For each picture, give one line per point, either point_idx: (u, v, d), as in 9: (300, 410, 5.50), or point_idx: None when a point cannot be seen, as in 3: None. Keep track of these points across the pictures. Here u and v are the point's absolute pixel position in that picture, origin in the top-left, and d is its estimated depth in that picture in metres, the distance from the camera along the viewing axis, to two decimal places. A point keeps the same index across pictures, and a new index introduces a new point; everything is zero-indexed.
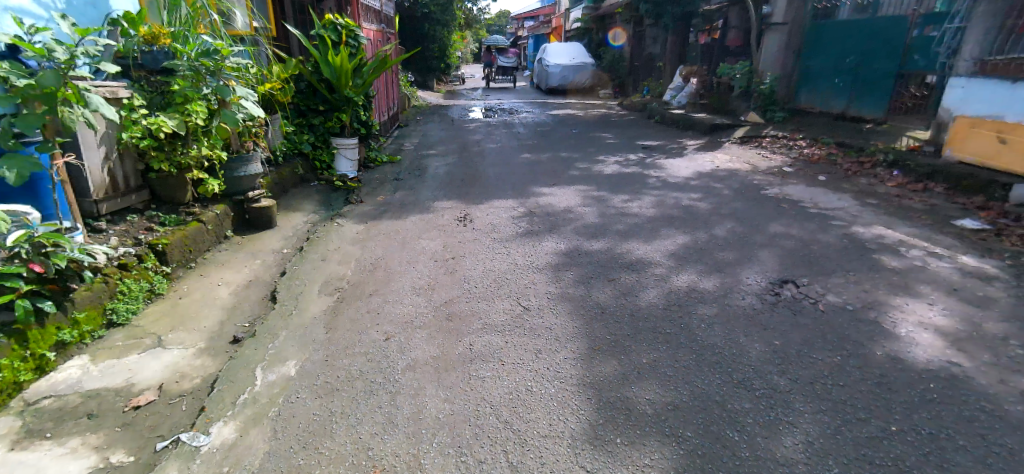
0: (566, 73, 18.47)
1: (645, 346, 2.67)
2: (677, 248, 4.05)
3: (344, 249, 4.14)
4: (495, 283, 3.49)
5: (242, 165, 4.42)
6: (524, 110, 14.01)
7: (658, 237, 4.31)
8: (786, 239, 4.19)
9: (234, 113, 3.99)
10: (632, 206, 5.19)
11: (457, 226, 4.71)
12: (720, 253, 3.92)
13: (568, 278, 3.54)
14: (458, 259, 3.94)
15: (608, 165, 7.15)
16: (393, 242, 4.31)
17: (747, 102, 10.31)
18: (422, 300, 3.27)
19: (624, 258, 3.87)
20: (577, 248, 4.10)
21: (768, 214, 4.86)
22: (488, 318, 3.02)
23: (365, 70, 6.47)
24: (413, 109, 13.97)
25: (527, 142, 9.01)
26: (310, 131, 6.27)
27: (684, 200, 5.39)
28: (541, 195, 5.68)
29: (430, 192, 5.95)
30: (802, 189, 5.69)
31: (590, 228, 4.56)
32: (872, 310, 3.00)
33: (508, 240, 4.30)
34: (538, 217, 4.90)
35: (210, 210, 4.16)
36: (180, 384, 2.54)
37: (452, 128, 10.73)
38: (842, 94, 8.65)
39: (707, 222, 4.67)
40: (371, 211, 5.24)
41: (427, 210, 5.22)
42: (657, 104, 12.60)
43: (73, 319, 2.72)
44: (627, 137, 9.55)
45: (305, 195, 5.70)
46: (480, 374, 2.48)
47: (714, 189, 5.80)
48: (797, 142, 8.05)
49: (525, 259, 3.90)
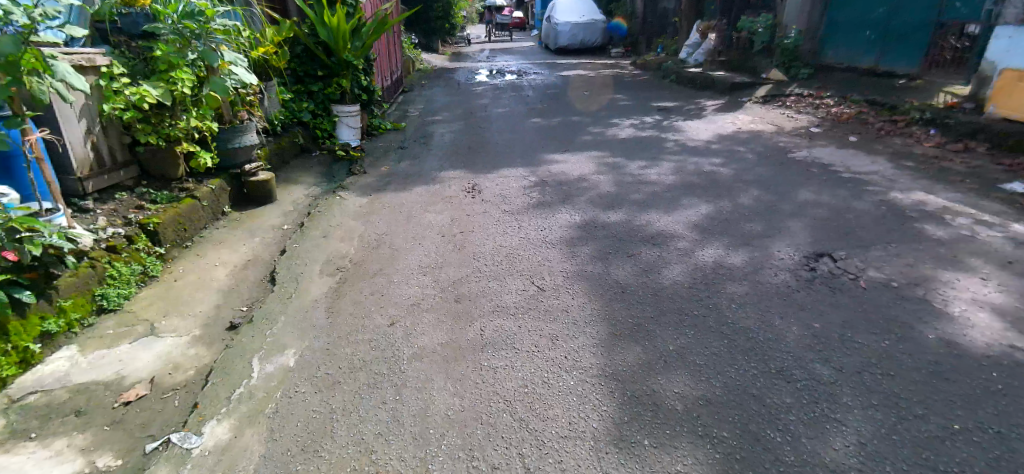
0: (576, 31, 17.82)
1: (670, 330, 2.45)
2: (700, 219, 3.80)
3: (346, 224, 3.92)
4: (506, 260, 3.27)
5: (237, 136, 4.16)
6: (533, 72, 13.47)
7: (679, 206, 4.05)
8: (818, 207, 3.92)
9: (223, 81, 3.74)
10: (650, 173, 4.90)
11: (464, 199, 4.47)
12: (747, 225, 3.66)
13: (583, 253, 3.32)
14: (466, 234, 3.72)
15: (623, 129, 6.82)
16: (398, 216, 4.09)
17: (768, 59, 9.79)
18: (429, 279, 3.07)
19: (643, 231, 3.62)
20: (592, 220, 3.86)
21: (796, 180, 4.56)
22: (499, 300, 2.81)
23: (364, 31, 6.20)
24: (419, 73, 13.52)
25: (537, 106, 8.65)
26: (310, 99, 6.03)
27: (705, 166, 5.08)
28: (552, 163, 5.39)
29: (435, 161, 5.68)
30: (831, 152, 5.36)
31: (605, 198, 4.31)
32: (919, 286, 2.74)
33: (519, 213, 4.07)
34: (550, 187, 4.63)
35: (204, 184, 3.91)
36: (173, 376, 2.37)
37: (459, 93, 10.34)
38: (874, 48, 8.13)
39: (731, 190, 4.39)
40: (374, 183, 4.99)
41: (433, 181, 4.97)
42: (672, 63, 12.03)
43: (60, 307, 2.55)
44: (641, 98, 9.12)
45: (307, 166, 5.47)
46: (492, 364, 2.29)
47: (737, 153, 5.47)
48: (824, 100, 7.60)
49: (538, 233, 3.67)
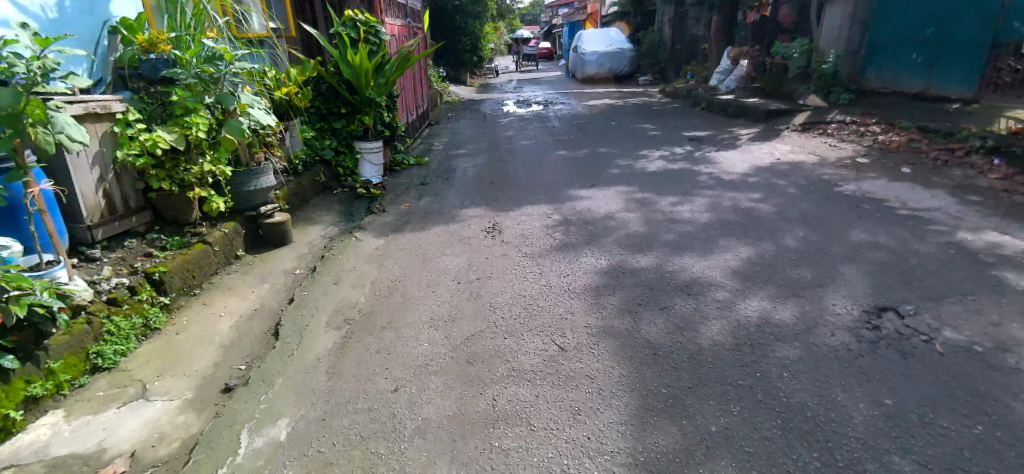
0: (602, 60, 17.78)
1: (711, 407, 2.12)
2: (740, 264, 3.46)
3: (359, 268, 3.73)
4: (525, 312, 3.00)
5: (253, 179, 4.03)
6: (559, 101, 13.38)
7: (716, 249, 3.73)
8: (875, 250, 3.56)
9: (239, 123, 3.67)
10: (683, 210, 4.59)
11: (484, 239, 4.26)
12: (794, 271, 3.31)
13: (610, 305, 3.02)
14: (484, 280, 3.47)
15: (652, 161, 6.53)
16: (414, 259, 3.89)
17: (805, 84, 9.42)
18: (440, 335, 2.81)
19: (677, 278, 3.32)
20: (620, 264, 3.57)
21: (846, 218, 4.19)
22: (515, 361, 2.52)
23: (388, 68, 6.12)
24: (445, 105, 13.59)
25: (563, 136, 8.47)
26: (332, 136, 5.95)
27: (743, 201, 4.75)
28: (578, 198, 5.15)
29: (457, 198, 5.52)
30: (884, 186, 4.97)
31: (634, 239, 4.03)
32: (1008, 352, 2.39)
33: (541, 256, 3.81)
34: (575, 226, 4.38)
35: (218, 228, 3.78)
36: (156, 450, 2.13)
37: (484, 125, 10.28)
38: (922, 70, 7.69)
39: (774, 229, 4.04)
40: (392, 221, 4.86)
41: (453, 220, 4.80)
42: (702, 90, 11.73)
43: (48, 369, 2.36)
44: (671, 127, 8.83)
45: (326, 204, 5.38)
46: (506, 446, 1.99)
47: (777, 186, 5.12)
48: (870, 127, 7.17)
49: (560, 280, 3.39)
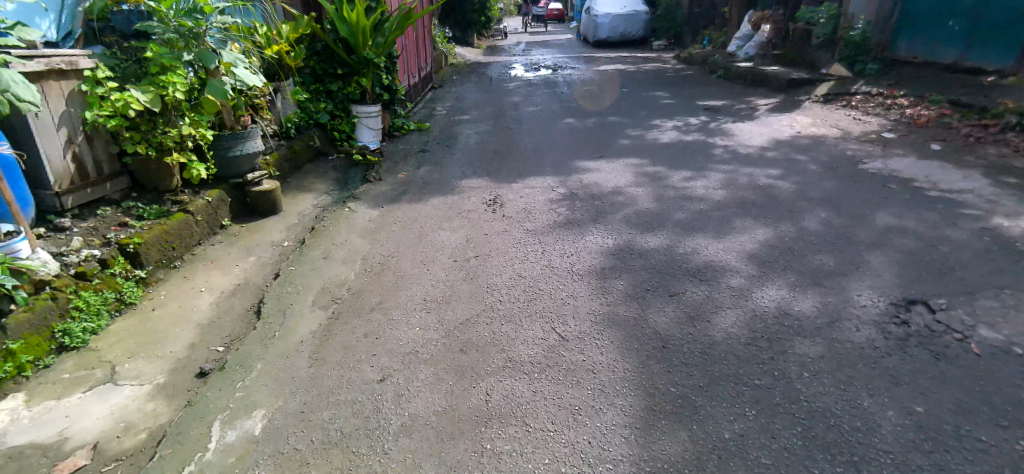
0: (616, 23, 17.11)
1: (725, 412, 1.92)
2: (757, 248, 3.24)
3: (350, 243, 3.56)
4: (525, 296, 2.79)
5: (239, 144, 3.81)
6: (569, 66, 12.88)
7: (731, 230, 3.50)
8: (902, 236, 3.32)
9: (221, 83, 3.47)
10: (696, 186, 4.35)
11: (484, 213, 4.05)
12: (815, 257, 3.08)
13: (616, 290, 2.81)
14: (482, 258, 3.27)
15: (665, 131, 6.22)
16: (409, 234, 3.70)
17: (829, 53, 8.95)
18: (433, 318, 2.62)
19: (688, 262, 3.10)
20: (628, 244, 3.36)
21: (871, 199, 3.93)
22: (512, 352, 2.33)
23: (387, 27, 5.88)
24: (451, 67, 13.13)
25: (571, 104, 8.12)
26: (328, 98, 5.77)
27: (760, 178, 4.49)
28: (585, 171, 4.91)
29: (458, 168, 5.29)
30: (911, 164, 4.68)
31: (643, 217, 3.81)
32: None
33: (543, 233, 3.60)
34: (581, 201, 4.17)
35: (201, 196, 3.59)
36: (121, 441, 1.96)
37: (490, 89, 9.91)
38: (958, 40, 7.25)
39: (793, 210, 3.80)
40: (389, 192, 4.66)
41: (452, 192, 4.59)
42: (719, 57, 11.24)
43: (6, 350, 2.19)
44: (686, 96, 8.45)
45: (321, 172, 5.16)
46: (498, 449, 1.81)
47: (797, 163, 4.84)
48: (896, 100, 6.79)
49: (563, 260, 3.18)
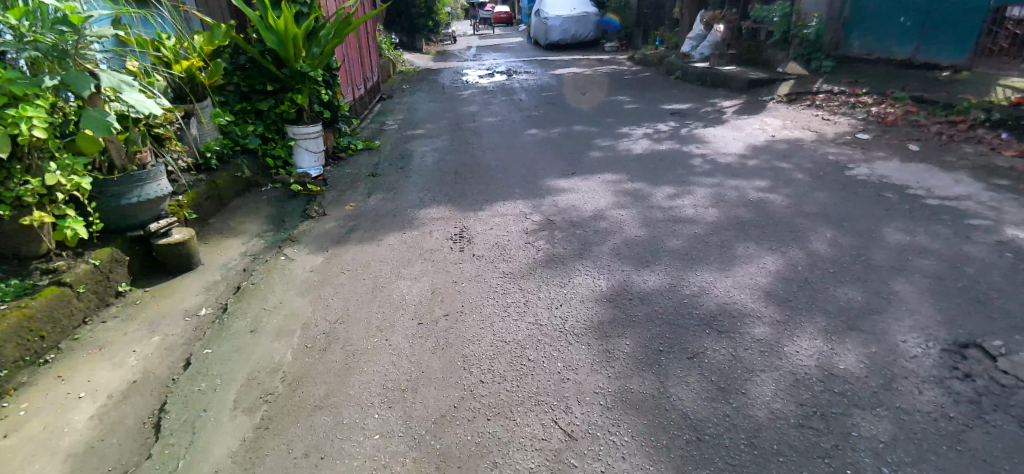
0: (566, 25, 16.85)
1: None
2: (772, 281, 2.82)
3: (288, 304, 3.02)
4: (513, 372, 2.26)
5: (133, 189, 3.19)
6: (524, 70, 12.45)
7: (736, 259, 3.08)
8: (921, 256, 2.98)
9: (101, 114, 2.83)
10: (684, 205, 3.94)
11: (450, 253, 3.49)
12: (840, 291, 2.67)
13: (623, 354, 2.31)
14: (454, 318, 2.72)
15: (636, 140, 5.83)
16: (362, 289, 3.12)
17: (785, 51, 8.88)
18: (398, 418, 2.07)
19: (699, 306, 2.63)
20: (624, 286, 2.88)
21: (872, 212, 3.61)
22: (507, 466, 1.79)
23: (323, 35, 5.24)
24: (400, 75, 12.44)
25: (532, 112, 7.65)
26: (258, 120, 5.07)
27: (750, 191, 4.13)
28: (559, 191, 4.42)
29: (415, 193, 4.68)
30: (897, 167, 4.43)
31: (634, 247, 3.34)
32: None
33: (523, 277, 3.09)
34: (560, 230, 3.68)
35: (84, 260, 2.98)
36: None
37: (443, 98, 9.31)
38: (910, 37, 7.26)
39: (796, 229, 3.42)
40: (335, 230, 4.03)
41: (410, 225, 3.99)
42: (674, 57, 11.09)
43: None
44: (648, 100, 8.14)
45: (253, 208, 4.48)
46: None
47: (782, 172, 4.53)
48: (859, 98, 6.68)
49: (552, 314, 2.67)
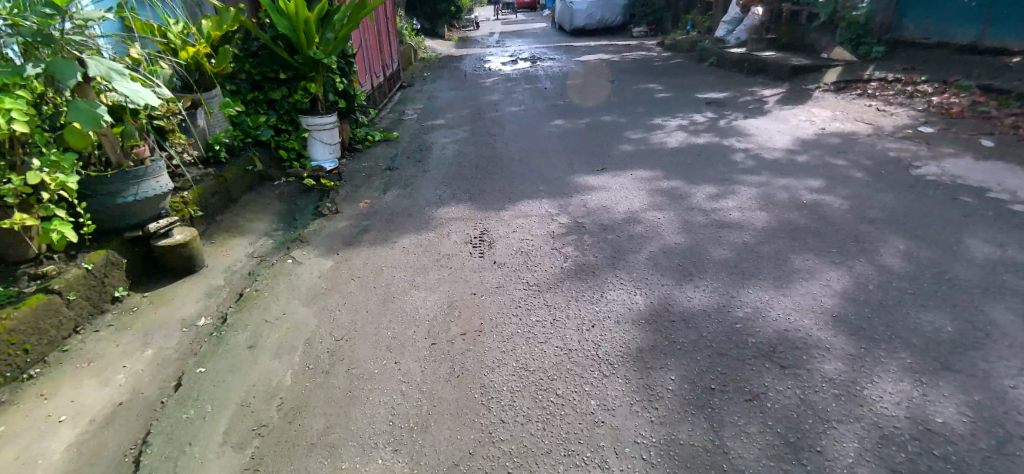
0: (592, 9, 16.26)
1: None
2: (840, 302, 2.43)
3: (292, 316, 2.74)
4: (539, 412, 1.93)
5: (130, 186, 2.95)
6: (548, 57, 11.99)
7: (794, 274, 2.69)
8: (1016, 274, 2.55)
9: (90, 105, 2.57)
10: (728, 207, 3.54)
11: (468, 259, 3.18)
12: (923, 317, 2.27)
13: (668, 393, 1.96)
14: (472, 339, 2.41)
15: (671, 132, 5.41)
16: (372, 299, 2.83)
17: (830, 35, 8.26)
18: (403, 466, 1.77)
19: (756, 333, 2.26)
20: (666, 305, 2.52)
21: (949, 218, 3.16)
22: None
23: (336, 19, 4.96)
24: (421, 62, 12.12)
25: (557, 101, 7.26)
26: (270, 109, 4.81)
27: (802, 192, 3.70)
28: (588, 189, 4.06)
29: (433, 190, 4.38)
30: (970, 166, 3.94)
31: (675, 256, 2.97)
32: None
33: (549, 290, 2.75)
34: (590, 234, 3.33)
35: (76, 264, 2.72)
36: None
37: (465, 86, 8.97)
38: (973, 18, 6.63)
39: (861, 238, 3.00)
40: (347, 230, 3.76)
41: (427, 226, 3.69)
42: (708, 43, 10.51)
43: None
44: (682, 89, 7.65)
45: (263, 203, 4.23)
46: None
47: (837, 170, 4.07)
48: (918, 86, 6.10)
49: (582, 338, 2.33)
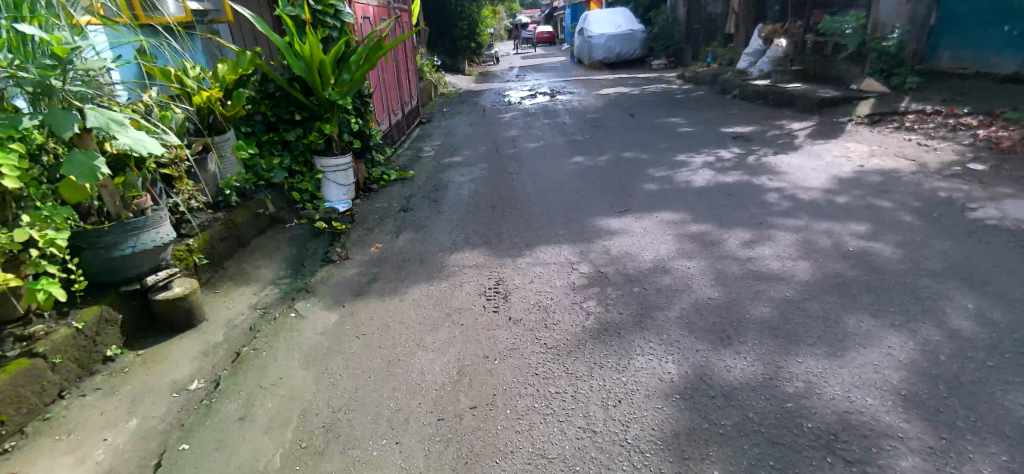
0: (611, 43, 16.30)
1: None
2: (907, 376, 2.10)
3: (289, 381, 2.52)
4: None
5: (128, 238, 2.80)
6: (568, 91, 11.94)
7: (848, 338, 2.37)
8: None
9: (88, 157, 2.44)
10: (765, 255, 3.24)
11: (483, 314, 2.94)
12: (1012, 398, 1.93)
13: None
14: (483, 416, 2.14)
15: (697, 170, 5.15)
16: (376, 362, 2.59)
17: (860, 66, 7.98)
18: None
19: (812, 415, 1.94)
20: (703, 376, 2.23)
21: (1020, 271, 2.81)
22: None
23: (353, 60, 4.88)
24: (441, 98, 12.19)
25: (577, 137, 7.09)
26: (284, 150, 4.72)
27: (847, 238, 3.39)
28: (611, 234, 3.81)
29: (447, 233, 4.18)
30: None
31: (710, 314, 2.68)
32: None
33: (570, 354, 2.48)
34: (614, 286, 3.07)
35: (65, 323, 2.56)
36: None
37: (483, 121, 8.90)
38: (1014, 47, 6.29)
39: (921, 294, 2.67)
40: (356, 278, 3.57)
41: (439, 275, 3.47)
42: (731, 75, 10.32)
43: None
44: (706, 123, 7.42)
45: (272, 248, 4.08)
46: None
47: (883, 212, 3.75)
48: (961, 119, 5.76)
49: (608, 417, 2.05)
